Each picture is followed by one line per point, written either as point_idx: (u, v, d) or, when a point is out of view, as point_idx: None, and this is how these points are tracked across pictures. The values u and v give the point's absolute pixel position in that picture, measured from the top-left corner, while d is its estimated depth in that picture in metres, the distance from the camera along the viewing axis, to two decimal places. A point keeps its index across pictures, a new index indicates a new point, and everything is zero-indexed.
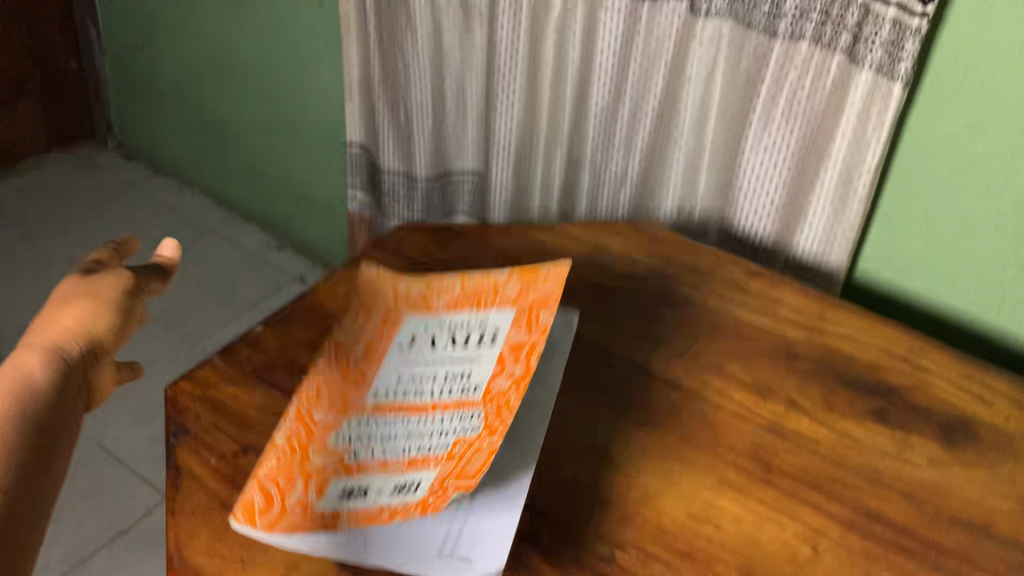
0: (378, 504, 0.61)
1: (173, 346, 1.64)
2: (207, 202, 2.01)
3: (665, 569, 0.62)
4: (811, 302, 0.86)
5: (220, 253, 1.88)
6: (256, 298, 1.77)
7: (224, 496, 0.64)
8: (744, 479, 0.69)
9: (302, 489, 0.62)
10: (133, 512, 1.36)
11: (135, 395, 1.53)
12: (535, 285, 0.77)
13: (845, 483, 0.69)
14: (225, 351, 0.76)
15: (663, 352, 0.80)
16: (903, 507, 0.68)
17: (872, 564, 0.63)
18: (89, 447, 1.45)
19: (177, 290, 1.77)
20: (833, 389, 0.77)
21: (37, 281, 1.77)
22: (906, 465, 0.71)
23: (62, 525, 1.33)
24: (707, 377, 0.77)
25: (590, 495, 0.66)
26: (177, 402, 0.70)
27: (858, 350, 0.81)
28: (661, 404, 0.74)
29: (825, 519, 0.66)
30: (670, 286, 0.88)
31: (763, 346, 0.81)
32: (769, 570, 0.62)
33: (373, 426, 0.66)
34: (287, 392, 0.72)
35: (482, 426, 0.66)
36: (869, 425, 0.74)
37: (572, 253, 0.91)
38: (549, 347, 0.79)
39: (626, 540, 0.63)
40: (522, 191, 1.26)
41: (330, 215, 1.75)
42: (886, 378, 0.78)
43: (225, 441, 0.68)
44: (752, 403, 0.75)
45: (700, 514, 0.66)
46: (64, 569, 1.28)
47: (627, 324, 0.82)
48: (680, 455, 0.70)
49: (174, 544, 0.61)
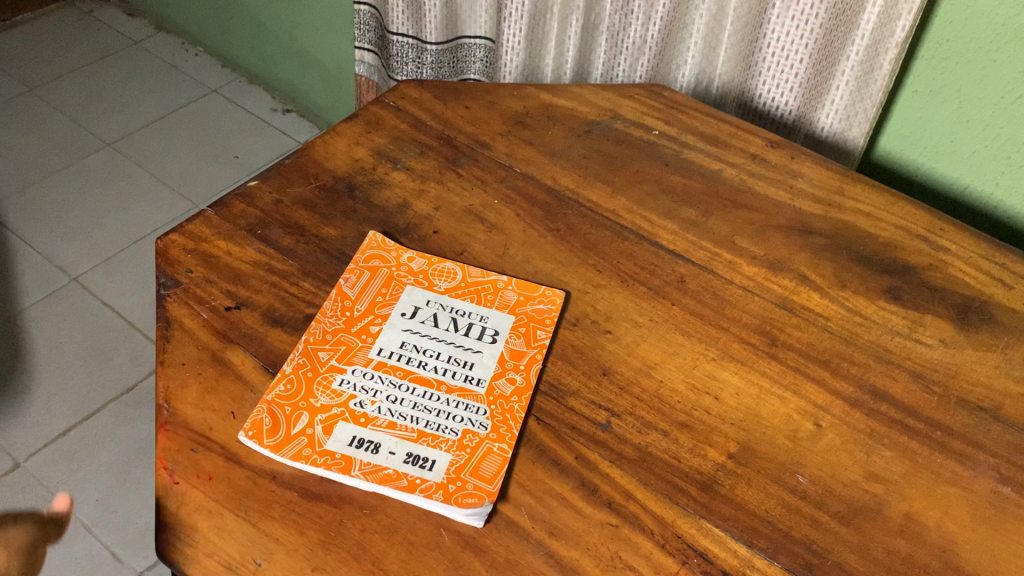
0: (388, 465, 0.57)
1: (175, 207, 1.62)
2: (211, 63, 1.95)
3: (662, 439, 0.60)
4: (829, 177, 0.83)
5: (224, 114, 1.83)
6: (261, 160, 1.73)
7: (216, 348, 0.62)
8: (748, 352, 0.67)
9: (322, 435, 0.58)
10: (138, 369, 1.36)
11: (140, 256, 1.53)
12: (533, 299, 0.69)
13: (852, 361, 0.67)
14: (218, 206, 0.73)
15: (672, 223, 0.77)
16: (909, 387, 0.66)
17: (873, 442, 0.62)
18: (92, 303, 1.45)
19: (181, 151, 1.74)
20: (847, 266, 0.74)
21: (38, 136, 1.73)
22: (917, 345, 0.69)
23: (68, 379, 1.34)
24: (716, 249, 0.75)
25: (588, 361, 0.65)
26: (168, 254, 0.68)
27: (875, 227, 0.78)
28: (667, 276, 0.72)
29: (828, 395, 0.65)
30: (684, 156, 0.84)
31: (777, 220, 0.78)
32: (768, 443, 0.61)
33: (388, 385, 0.62)
34: (281, 250, 0.70)
35: (489, 425, 0.60)
36: (881, 303, 0.72)
37: (583, 118, 0.87)
38: (553, 214, 0.76)
39: (623, 409, 0.62)
40: (534, 57, 1.17)
41: (337, 80, 1.69)
42: (902, 257, 0.75)
43: (217, 296, 0.66)
44: (761, 278, 0.73)
45: (700, 384, 0.64)
46: (70, 421, 1.29)
47: (635, 193, 0.79)
48: (684, 326, 0.68)
49: (164, 394, 0.59)
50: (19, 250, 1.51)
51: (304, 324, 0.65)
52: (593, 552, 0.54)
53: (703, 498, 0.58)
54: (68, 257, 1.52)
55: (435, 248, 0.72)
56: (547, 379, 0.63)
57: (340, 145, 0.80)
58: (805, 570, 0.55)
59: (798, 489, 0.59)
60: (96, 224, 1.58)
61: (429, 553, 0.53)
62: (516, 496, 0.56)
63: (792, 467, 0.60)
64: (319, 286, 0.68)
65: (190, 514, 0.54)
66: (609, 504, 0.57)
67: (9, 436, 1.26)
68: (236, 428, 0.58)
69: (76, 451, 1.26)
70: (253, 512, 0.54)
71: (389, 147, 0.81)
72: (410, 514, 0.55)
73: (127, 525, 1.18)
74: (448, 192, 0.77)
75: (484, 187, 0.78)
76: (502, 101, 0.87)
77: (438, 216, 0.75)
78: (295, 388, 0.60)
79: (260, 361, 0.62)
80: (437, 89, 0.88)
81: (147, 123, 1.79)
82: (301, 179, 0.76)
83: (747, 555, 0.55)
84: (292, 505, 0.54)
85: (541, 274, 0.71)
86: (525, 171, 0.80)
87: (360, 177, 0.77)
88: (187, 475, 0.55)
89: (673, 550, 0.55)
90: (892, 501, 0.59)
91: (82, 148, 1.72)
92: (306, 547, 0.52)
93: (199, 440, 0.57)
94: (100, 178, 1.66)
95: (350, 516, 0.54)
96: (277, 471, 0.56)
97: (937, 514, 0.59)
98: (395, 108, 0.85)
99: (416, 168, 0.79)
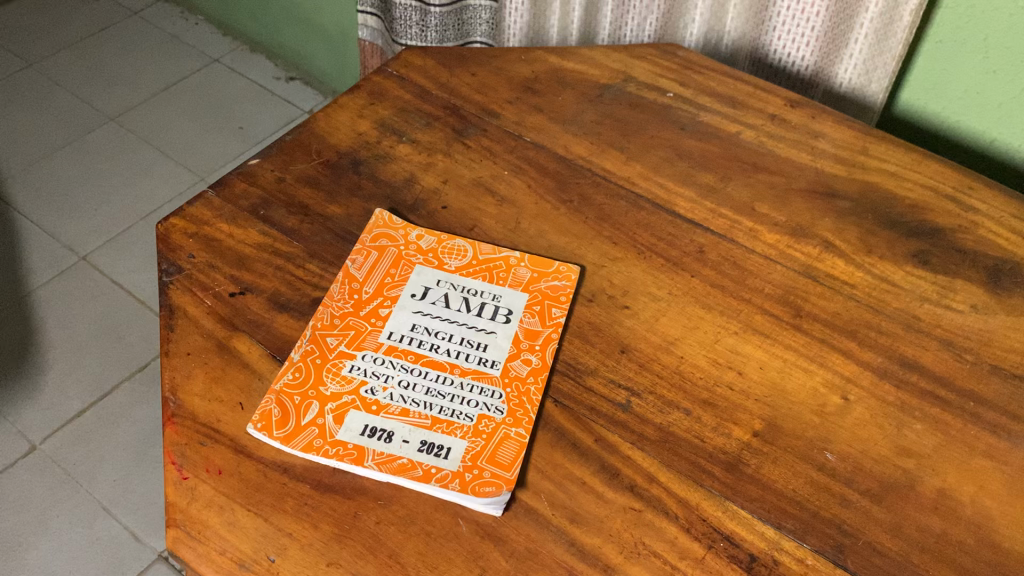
0: (402, 455, 0.55)
1: (182, 181, 1.60)
2: (213, 32, 1.91)
3: (685, 418, 0.58)
4: (852, 136, 0.79)
5: (227, 84, 1.80)
6: (266, 131, 1.71)
7: (222, 337, 0.61)
8: (772, 324, 0.64)
9: (334, 424, 0.56)
10: (151, 346, 1.35)
11: (148, 232, 1.51)
12: (547, 276, 0.66)
13: (880, 330, 0.65)
14: (219, 187, 0.71)
15: (690, 190, 0.74)
16: (941, 355, 0.63)
17: (904, 415, 0.60)
18: (102, 281, 1.44)
19: (185, 123, 1.71)
20: (872, 230, 0.71)
21: (39, 112, 1.71)
22: (947, 311, 0.66)
23: (81, 359, 1.33)
24: (735, 216, 0.72)
25: (606, 339, 0.63)
26: (169, 239, 0.66)
27: (901, 188, 0.75)
28: (686, 246, 0.69)
29: (856, 366, 0.62)
30: (700, 119, 0.80)
31: (798, 183, 0.75)
32: (794, 420, 0.59)
33: (399, 370, 0.60)
34: (285, 231, 0.68)
35: (505, 409, 0.58)
36: (909, 268, 0.69)
37: (594, 82, 0.83)
38: (565, 184, 0.73)
39: (643, 387, 0.60)
40: (538, 17, 1.13)
41: (340, 45, 1.66)
42: (930, 219, 0.72)
43: (221, 281, 0.64)
44: (784, 245, 0.70)
45: (722, 359, 0.62)
46: (86, 401, 1.28)
47: (650, 159, 0.76)
48: (704, 299, 0.66)
49: (170, 386, 0.58)
50: (27, 230, 1.50)
51: (311, 308, 0.63)
52: (615, 539, 0.53)
53: (729, 479, 0.56)
54: (76, 235, 1.50)
55: (445, 224, 0.70)
56: (563, 359, 0.61)
57: (343, 118, 0.78)
58: (836, 551, 0.53)
59: (827, 466, 0.57)
60: (102, 201, 1.56)
61: (447, 545, 0.51)
62: (535, 482, 0.55)
63: (820, 443, 0.58)
64: (326, 268, 0.65)
65: (200, 510, 0.52)
66: (632, 488, 0.55)
67: (24, 418, 1.26)
68: (245, 419, 0.56)
69: (92, 432, 1.25)
70: (265, 506, 0.52)
71: (393, 119, 0.78)
72: (427, 505, 0.53)
73: (145, 504, 1.18)
74: (456, 165, 0.74)
75: (493, 158, 0.75)
76: (510, 66, 0.84)
77: (447, 190, 0.72)
78: (303, 374, 0.58)
79: (268, 348, 0.60)
80: (442, 56, 0.85)
81: (150, 96, 1.76)
82: (304, 156, 0.74)
83: (775, 537, 0.53)
84: (305, 498, 0.53)
85: (554, 248, 0.69)
86: (536, 140, 0.77)
87: (365, 151, 0.75)
88: (197, 470, 0.54)
89: (699, 534, 0.53)
90: (925, 476, 0.57)
91: (85, 123, 1.69)
92: (320, 542, 0.51)
93: (207, 433, 0.56)
94: (105, 153, 1.64)
95: (364, 507, 0.53)
96: (288, 464, 0.54)
97: (972, 488, 0.57)
98: (399, 78, 0.82)
99: (422, 140, 0.76)
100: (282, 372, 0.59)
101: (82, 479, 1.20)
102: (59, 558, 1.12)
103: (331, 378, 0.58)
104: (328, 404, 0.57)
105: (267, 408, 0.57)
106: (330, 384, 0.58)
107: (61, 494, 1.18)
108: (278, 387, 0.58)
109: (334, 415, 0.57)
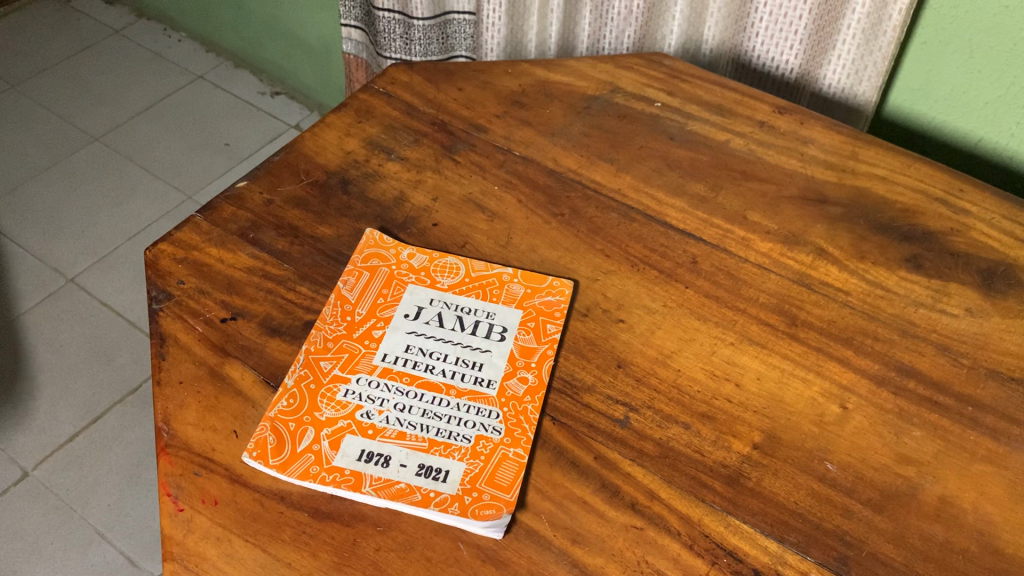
0: (400, 479, 0.54)
1: (169, 200, 1.59)
2: (195, 49, 1.90)
3: (684, 433, 0.58)
4: (841, 140, 0.79)
5: (211, 101, 1.79)
6: (252, 147, 1.70)
7: (213, 364, 0.60)
8: (767, 335, 0.64)
9: (330, 451, 0.56)
10: (141, 368, 1.34)
11: (135, 252, 1.50)
12: (540, 291, 0.66)
13: (875, 337, 0.64)
14: (208, 211, 0.70)
15: (680, 201, 0.74)
16: (937, 360, 0.63)
17: (902, 422, 0.60)
18: (90, 303, 1.42)
19: (170, 141, 1.70)
20: (865, 236, 0.71)
21: (22, 135, 1.69)
22: (942, 315, 0.66)
23: (72, 383, 1.32)
24: (728, 226, 0.72)
25: (602, 354, 0.62)
26: (157, 265, 0.66)
27: (891, 192, 0.75)
28: (679, 257, 0.69)
29: (853, 374, 0.62)
30: (689, 128, 0.80)
31: (789, 190, 0.75)
32: (793, 430, 0.59)
33: (395, 393, 0.59)
34: (275, 254, 0.67)
35: (503, 429, 0.58)
36: (902, 273, 0.69)
37: (581, 94, 0.83)
38: (556, 198, 0.73)
39: (641, 402, 0.59)
40: (516, 32, 1.12)
41: (324, 59, 1.65)
42: (922, 223, 0.72)
43: (211, 307, 0.63)
44: (777, 253, 0.70)
45: (719, 371, 0.62)
46: (77, 426, 1.27)
47: (640, 170, 0.76)
48: (698, 310, 0.65)
49: (163, 416, 0.57)
50: (14, 254, 1.49)
51: (304, 331, 0.62)
52: (618, 558, 0.52)
53: (730, 493, 0.55)
54: (63, 257, 1.49)
55: (436, 242, 0.69)
56: (559, 375, 0.61)
57: (331, 137, 0.77)
58: (840, 563, 0.52)
59: (828, 477, 0.56)
60: (89, 222, 1.55)
61: (449, 570, 0.51)
62: (535, 503, 0.54)
63: (820, 454, 0.58)
64: (318, 290, 0.65)
65: (197, 542, 0.51)
66: (633, 505, 0.54)
67: (16, 444, 1.25)
68: (240, 448, 0.56)
69: (85, 456, 1.24)
70: (262, 536, 0.52)
71: (381, 137, 0.77)
72: (427, 529, 0.52)
73: (140, 528, 1.17)
74: (446, 181, 0.74)
75: (483, 174, 0.75)
76: (496, 80, 0.84)
77: (437, 207, 0.72)
78: (298, 402, 0.58)
79: (261, 374, 0.59)
80: (428, 71, 0.84)
81: (134, 115, 1.75)
82: (292, 176, 0.73)
83: (779, 551, 0.53)
84: (303, 526, 0.52)
85: (547, 263, 0.68)
86: (525, 154, 0.77)
87: (353, 170, 0.74)
88: (192, 501, 0.53)
89: (701, 550, 0.53)
90: (926, 483, 0.56)
91: (70, 144, 1.68)
92: (320, 571, 0.50)
93: (202, 463, 0.55)
94: (90, 174, 1.63)
95: (363, 534, 0.52)
96: (285, 492, 0.54)
97: (973, 494, 0.56)
98: (385, 94, 0.82)
99: (411, 157, 0.75)
100: (276, 400, 0.58)
101: (75, 506, 1.19)
102: None
103: (326, 403, 0.58)
104: (324, 430, 0.57)
105: (262, 436, 0.56)
106: (325, 409, 0.58)
107: (54, 521, 1.17)
108: (273, 414, 0.57)
109: (330, 441, 0.56)
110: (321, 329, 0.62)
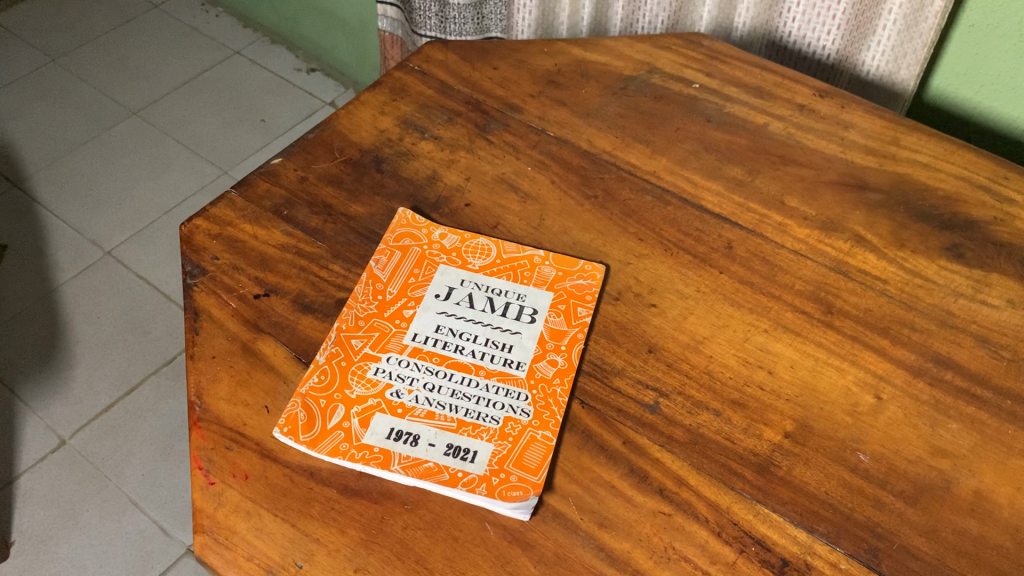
0: (428, 459, 0.55)
1: (204, 174, 1.60)
2: (233, 24, 1.91)
3: (714, 419, 0.57)
4: (883, 126, 0.78)
5: (248, 76, 1.80)
6: (288, 123, 1.70)
7: (246, 339, 0.60)
8: (803, 322, 0.63)
9: (362, 429, 0.56)
10: (176, 341, 1.36)
11: (170, 226, 1.51)
12: (572, 274, 0.66)
13: (912, 327, 0.63)
14: (244, 187, 0.70)
15: (717, 184, 0.73)
16: (976, 352, 0.62)
17: (938, 414, 0.59)
18: (126, 275, 1.44)
19: (207, 116, 1.71)
20: (904, 224, 0.70)
21: (61, 108, 1.71)
22: (982, 306, 0.65)
23: (108, 353, 1.34)
24: (765, 211, 0.71)
25: (632, 338, 0.62)
26: (192, 240, 0.66)
27: (933, 179, 0.73)
28: (714, 242, 0.68)
29: (890, 364, 0.61)
30: (726, 110, 0.79)
31: (827, 174, 0.73)
32: (826, 420, 0.58)
33: (425, 373, 0.59)
34: (308, 232, 0.67)
35: (531, 411, 0.57)
36: (942, 263, 0.67)
37: (618, 74, 0.82)
38: (589, 179, 0.73)
39: (671, 388, 0.59)
40: (548, 14, 1.10)
41: (360, 37, 1.65)
42: (964, 211, 0.71)
43: (245, 283, 0.64)
44: (814, 240, 0.69)
45: (753, 358, 0.61)
46: (112, 396, 1.29)
47: (676, 153, 0.75)
48: (732, 296, 0.65)
49: (196, 390, 0.58)
50: (52, 226, 1.51)
51: (336, 309, 0.62)
52: (645, 543, 0.52)
53: (760, 481, 0.55)
54: (100, 230, 1.51)
55: (468, 222, 0.69)
56: (589, 359, 0.60)
57: (365, 115, 0.77)
58: (870, 555, 0.52)
59: (860, 467, 0.56)
60: (126, 195, 1.56)
61: (474, 549, 0.51)
62: (562, 486, 0.54)
63: (852, 444, 0.57)
64: (350, 268, 0.65)
65: (227, 515, 0.52)
66: (661, 491, 0.54)
67: (53, 413, 1.27)
68: (271, 423, 0.56)
69: (120, 427, 1.26)
70: (291, 512, 0.52)
71: (415, 116, 0.77)
72: (453, 509, 0.53)
73: (172, 498, 1.19)
74: (479, 161, 0.73)
75: (516, 154, 0.74)
76: (532, 59, 0.83)
77: (470, 186, 0.71)
78: (329, 383, 0.58)
79: (293, 351, 0.60)
80: (463, 50, 0.84)
81: (171, 89, 1.76)
82: (326, 154, 0.73)
83: (808, 541, 0.52)
84: (331, 502, 0.53)
85: (579, 245, 0.68)
86: (559, 134, 0.76)
87: (387, 149, 0.74)
88: (223, 475, 0.54)
89: (729, 538, 0.52)
90: (960, 477, 0.56)
91: (108, 117, 1.70)
92: (347, 547, 0.51)
93: (233, 438, 0.55)
94: (127, 148, 1.64)
95: (391, 512, 0.52)
96: (314, 468, 0.54)
97: (1010, 489, 0.55)
98: (421, 73, 0.81)
99: (445, 137, 0.75)
100: (306, 379, 0.58)
101: (111, 475, 1.21)
102: (89, 552, 1.13)
103: (358, 381, 0.58)
104: (354, 408, 0.57)
105: (293, 415, 0.56)
106: (356, 387, 0.58)
107: (90, 489, 1.19)
108: (304, 390, 0.57)
109: (361, 419, 0.56)
110: (352, 309, 0.62)
